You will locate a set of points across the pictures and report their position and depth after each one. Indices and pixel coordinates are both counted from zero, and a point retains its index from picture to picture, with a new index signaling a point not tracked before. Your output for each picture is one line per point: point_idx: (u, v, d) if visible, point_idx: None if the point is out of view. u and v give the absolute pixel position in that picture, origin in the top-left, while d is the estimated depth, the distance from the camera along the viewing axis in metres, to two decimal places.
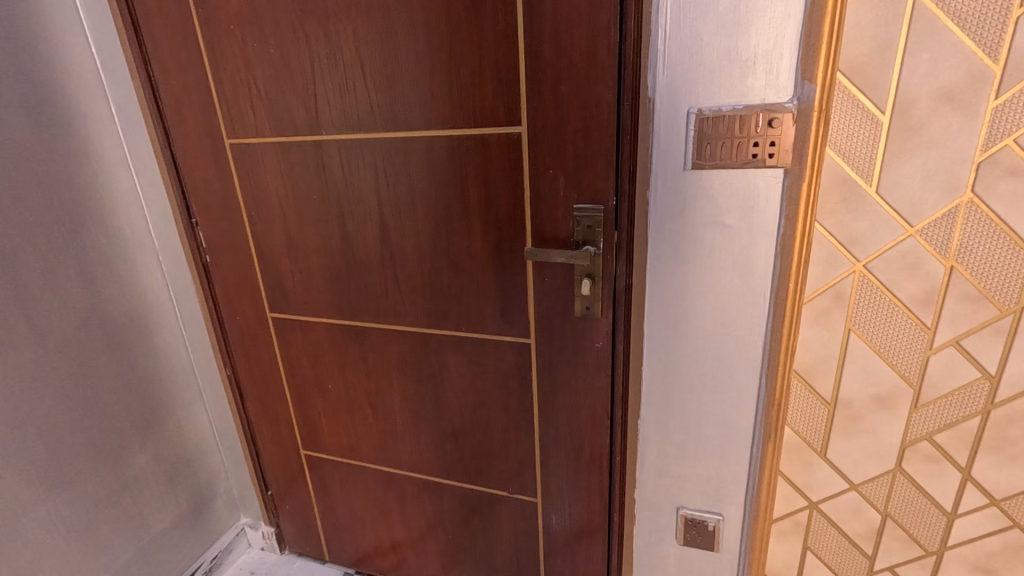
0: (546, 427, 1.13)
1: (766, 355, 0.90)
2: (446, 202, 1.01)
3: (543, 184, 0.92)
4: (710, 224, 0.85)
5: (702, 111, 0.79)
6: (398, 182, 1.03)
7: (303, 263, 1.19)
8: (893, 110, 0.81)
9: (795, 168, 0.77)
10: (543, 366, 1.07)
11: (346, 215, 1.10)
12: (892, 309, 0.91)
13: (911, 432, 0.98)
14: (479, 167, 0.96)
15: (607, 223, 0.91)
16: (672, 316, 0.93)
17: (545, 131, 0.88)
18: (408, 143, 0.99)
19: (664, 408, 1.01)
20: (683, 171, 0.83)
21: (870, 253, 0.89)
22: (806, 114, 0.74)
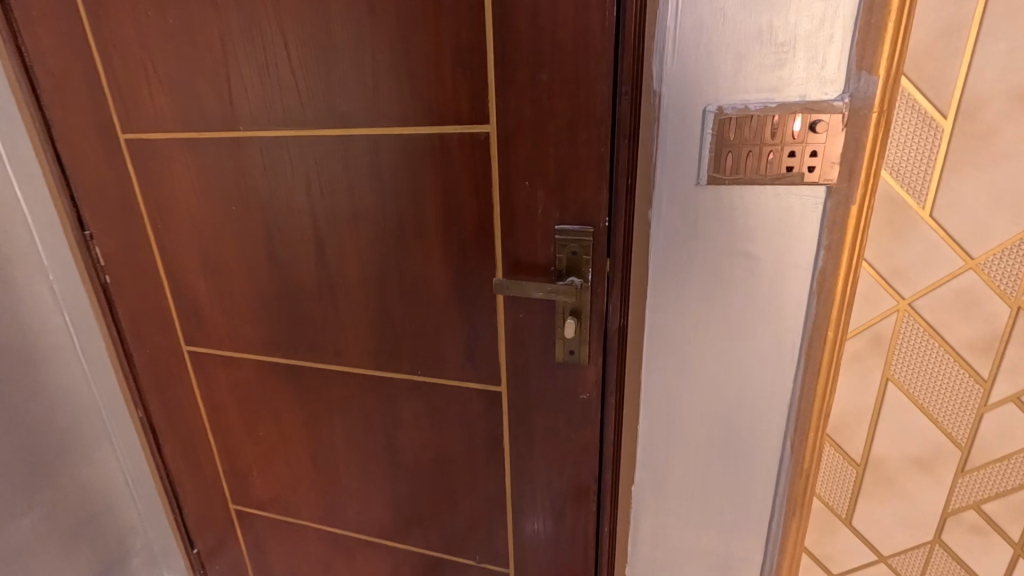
0: (519, 490, 0.93)
1: (794, 416, 0.72)
2: (395, 218, 0.80)
3: (517, 199, 0.73)
4: (728, 252, 0.67)
5: (722, 109, 0.61)
6: (335, 192, 0.82)
7: (221, 288, 0.97)
8: (958, 114, 0.64)
9: (842, 186, 0.60)
10: (516, 419, 0.87)
11: (272, 231, 0.88)
12: (940, 356, 0.75)
13: (955, 500, 0.82)
14: (436, 175, 0.76)
15: (597, 249, 0.72)
16: (676, 365, 0.75)
17: (519, 131, 0.69)
18: (347, 144, 0.78)
19: (662, 474, 0.83)
20: (696, 186, 0.65)
21: (919, 290, 0.72)
22: (861, 117, 0.57)
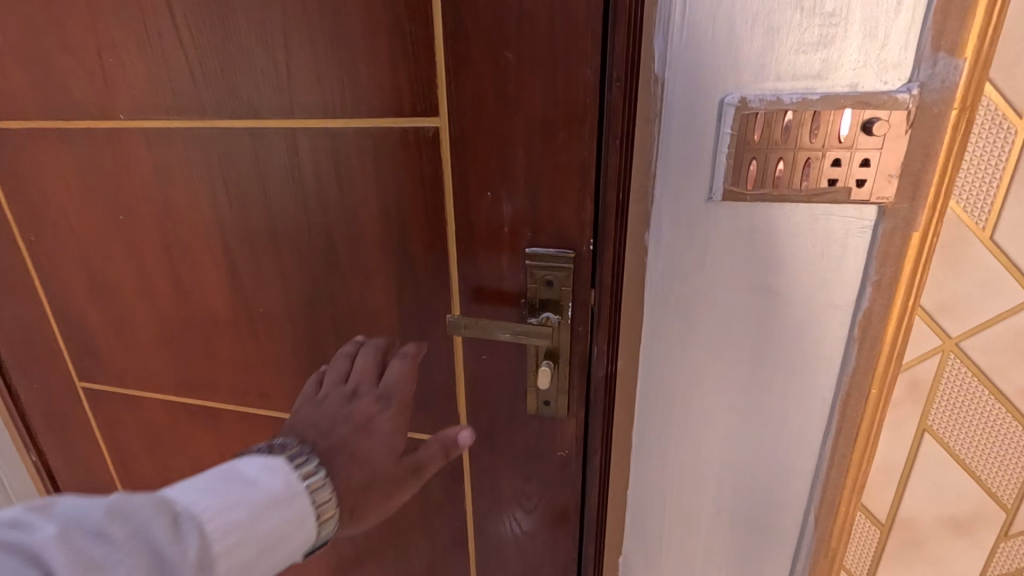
0: (484, 555, 0.78)
1: (822, 485, 0.59)
2: (321, 234, 0.63)
3: (476, 214, 0.56)
4: (745, 288, 0.52)
5: (746, 101, 0.45)
6: (245, 200, 0.64)
7: (115, 313, 0.78)
8: None
9: (902, 208, 0.46)
10: (479, 477, 0.72)
11: (172, 247, 0.70)
12: (989, 405, 0.62)
13: (994, 565, 0.70)
14: (371, 182, 0.58)
15: (578, 281, 0.56)
16: (676, 420, 0.61)
17: (478, 126, 0.53)
18: (256, 140, 0.60)
19: (655, 545, 0.69)
20: (708, 203, 0.50)
21: (970, 327, 0.58)
22: (933, 115, 0.42)
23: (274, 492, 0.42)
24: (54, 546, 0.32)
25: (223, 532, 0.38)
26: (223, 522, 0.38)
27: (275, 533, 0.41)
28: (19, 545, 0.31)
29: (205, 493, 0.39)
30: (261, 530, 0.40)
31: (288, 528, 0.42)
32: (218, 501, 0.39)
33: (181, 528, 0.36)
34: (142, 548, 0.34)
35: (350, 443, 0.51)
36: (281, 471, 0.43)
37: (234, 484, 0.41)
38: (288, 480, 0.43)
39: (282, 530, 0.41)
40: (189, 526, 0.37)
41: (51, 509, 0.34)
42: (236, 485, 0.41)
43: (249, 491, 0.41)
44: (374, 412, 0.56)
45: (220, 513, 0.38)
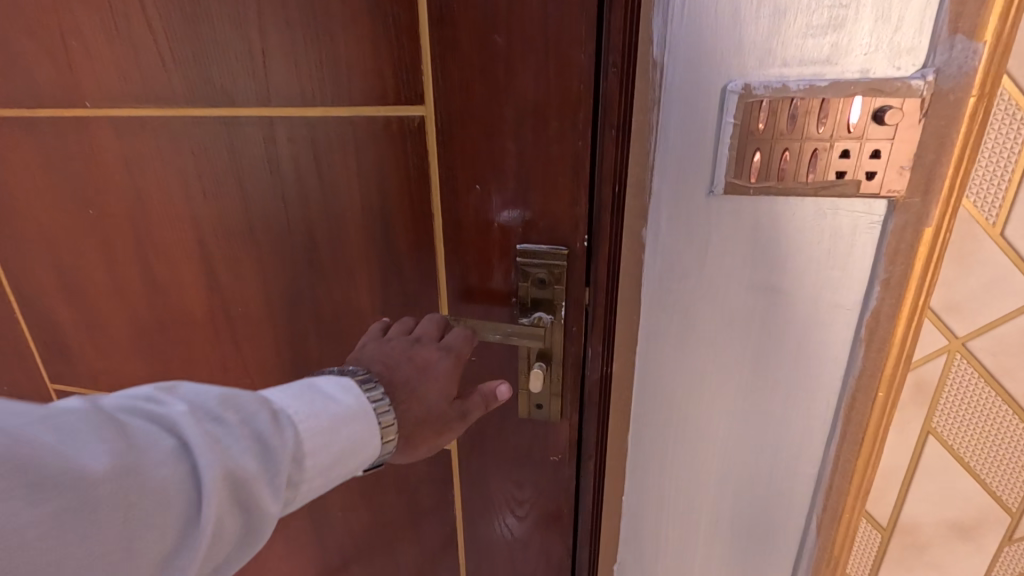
0: (474, 562, 0.75)
1: (825, 488, 0.58)
2: (301, 228, 0.60)
3: (465, 209, 0.53)
4: (748, 286, 0.50)
5: (750, 88, 0.43)
6: (221, 193, 0.60)
7: (87, 312, 0.75)
8: None
9: (914, 202, 0.44)
10: (469, 481, 0.69)
11: (144, 243, 0.66)
12: (995, 406, 0.59)
13: (997, 568, 0.68)
14: (353, 175, 0.55)
15: (572, 279, 0.54)
16: (674, 422, 0.59)
17: (466, 115, 0.49)
18: (232, 129, 0.57)
19: (652, 548, 0.68)
20: (708, 197, 0.48)
21: (977, 326, 0.55)
22: (950, 102, 0.40)
23: (349, 408, 0.42)
24: (182, 420, 0.35)
25: (313, 433, 0.40)
26: (313, 425, 0.40)
27: (354, 442, 0.42)
28: (158, 416, 0.35)
29: (296, 397, 0.41)
30: (342, 437, 0.41)
31: (364, 440, 0.43)
32: (307, 406, 0.40)
33: (278, 423, 0.38)
34: (249, 434, 0.37)
35: (412, 380, 0.48)
36: (355, 390, 0.44)
37: (314, 396, 0.41)
38: (360, 400, 0.43)
39: (360, 440, 0.42)
40: (285, 424, 0.39)
41: (176, 389, 0.38)
42: (322, 393, 0.42)
43: (333, 401, 0.42)
44: (436, 348, 0.52)
45: (309, 416, 0.40)
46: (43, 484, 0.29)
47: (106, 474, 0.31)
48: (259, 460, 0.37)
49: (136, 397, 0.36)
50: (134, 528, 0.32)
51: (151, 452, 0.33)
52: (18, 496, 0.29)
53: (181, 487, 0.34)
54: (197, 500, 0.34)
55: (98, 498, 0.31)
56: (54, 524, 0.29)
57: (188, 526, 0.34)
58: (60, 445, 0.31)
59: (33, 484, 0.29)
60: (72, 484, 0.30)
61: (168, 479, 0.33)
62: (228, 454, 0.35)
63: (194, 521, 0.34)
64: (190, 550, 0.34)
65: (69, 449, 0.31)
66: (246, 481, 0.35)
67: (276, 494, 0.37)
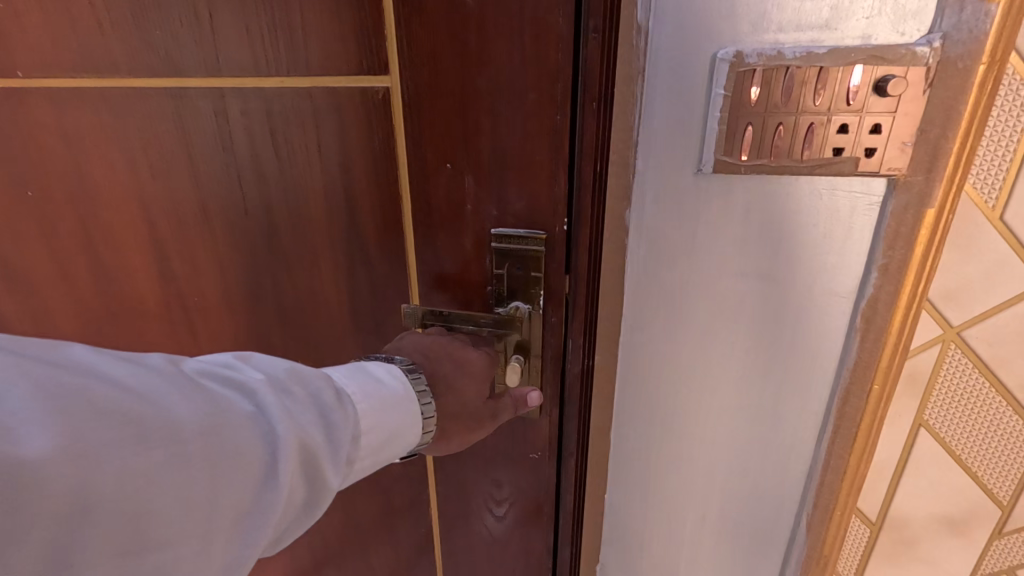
0: (452, 564, 0.72)
1: (815, 481, 0.56)
2: (259, 212, 0.55)
3: (436, 190, 0.49)
4: (740, 271, 0.48)
5: (742, 56, 0.40)
6: (172, 174, 0.56)
7: (32, 304, 0.69)
8: None
9: (916, 181, 0.41)
10: (446, 480, 0.66)
11: (91, 229, 0.61)
12: (990, 400, 0.55)
13: (986, 565, 0.65)
14: (314, 154, 0.51)
15: (551, 267, 0.50)
16: (661, 415, 0.56)
17: (436, 85, 0.45)
18: (180, 104, 0.52)
19: (637, 544, 0.65)
20: (697, 175, 0.45)
21: (973, 316, 0.51)
22: (957, 71, 0.38)
23: (397, 393, 0.43)
24: (258, 387, 0.37)
25: (367, 412, 0.41)
26: (366, 404, 0.41)
27: (401, 424, 0.43)
28: (234, 382, 0.37)
29: (351, 378, 0.42)
30: (392, 420, 0.42)
31: (409, 425, 0.43)
32: (361, 387, 0.42)
33: (339, 399, 0.40)
34: (315, 408, 0.38)
35: (452, 376, 0.49)
36: (403, 378, 0.44)
37: (366, 379, 0.42)
38: (406, 387, 0.44)
39: (406, 424, 0.43)
40: (344, 402, 0.40)
41: (249, 360, 0.39)
42: (374, 376, 0.43)
43: (385, 384, 0.43)
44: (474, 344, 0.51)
45: (363, 396, 0.41)
46: (142, 432, 0.31)
47: (195, 428, 0.32)
48: (322, 432, 0.38)
49: (215, 365, 0.38)
50: (216, 485, 0.33)
51: (233, 412, 0.35)
52: (121, 441, 0.30)
53: (256, 450, 0.34)
54: (270, 464, 0.35)
55: (188, 450, 0.32)
56: (152, 473, 0.30)
57: (262, 487, 0.35)
58: (155, 397, 0.32)
59: (133, 432, 0.30)
60: (165, 435, 0.31)
61: (246, 440, 0.34)
62: (298, 422, 0.36)
63: (264, 486, 0.35)
64: (262, 514, 0.34)
65: (164, 403, 0.32)
66: (313, 449, 0.36)
67: (336, 468, 0.38)
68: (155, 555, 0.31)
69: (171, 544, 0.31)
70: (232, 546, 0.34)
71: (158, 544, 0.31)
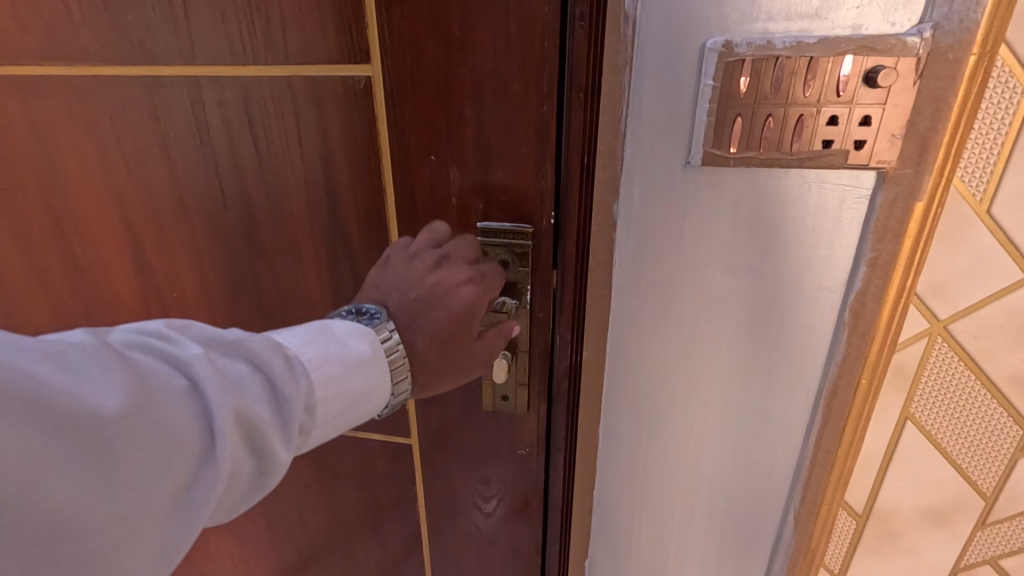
0: (439, 562, 0.71)
1: (803, 475, 0.56)
2: (238, 206, 0.53)
3: (420, 183, 0.48)
4: (727, 263, 0.47)
5: (732, 46, 0.39)
6: (146, 166, 0.54)
7: (4, 301, 0.67)
8: None
9: (905, 174, 0.41)
10: (433, 477, 0.65)
11: (64, 224, 0.59)
12: (976, 393, 0.56)
13: (969, 555, 0.66)
14: (294, 145, 0.49)
15: (538, 261, 0.49)
16: (649, 409, 0.56)
17: (419, 74, 0.44)
18: (153, 93, 0.50)
19: (625, 538, 0.65)
20: (686, 167, 0.44)
21: (960, 310, 0.51)
22: (948, 62, 0.37)
23: (359, 356, 0.41)
24: (195, 359, 0.35)
25: (321, 381, 0.39)
26: (322, 371, 0.39)
27: (361, 388, 0.41)
28: (172, 354, 0.35)
29: (307, 343, 0.40)
30: (351, 386, 0.41)
31: (372, 388, 0.42)
32: (316, 353, 0.40)
33: (289, 369, 0.38)
34: (261, 379, 0.36)
35: (424, 309, 0.45)
36: (371, 337, 0.42)
37: (323, 341, 0.40)
38: (373, 346, 0.42)
39: (368, 388, 0.42)
40: (296, 369, 0.38)
41: (188, 329, 0.37)
42: (334, 339, 0.41)
43: (344, 348, 0.41)
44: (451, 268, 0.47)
45: (320, 363, 0.40)
46: (61, 415, 0.29)
47: (122, 408, 0.30)
48: (270, 404, 0.36)
49: (150, 335, 0.35)
50: (149, 465, 0.31)
51: (167, 388, 0.33)
52: (36, 427, 0.28)
53: (195, 425, 0.33)
54: (212, 438, 0.34)
55: (119, 430, 0.30)
56: (76, 456, 0.29)
57: (204, 463, 0.34)
58: (75, 377, 0.30)
59: (52, 417, 0.28)
60: (88, 417, 0.29)
61: (182, 417, 0.33)
62: (240, 395, 0.35)
63: (207, 460, 0.34)
64: (204, 490, 0.34)
65: (85, 382, 0.30)
66: (258, 424, 0.35)
67: (287, 438, 0.37)
68: (86, 539, 0.30)
69: (106, 525, 0.30)
70: (174, 520, 0.33)
71: (91, 526, 0.30)
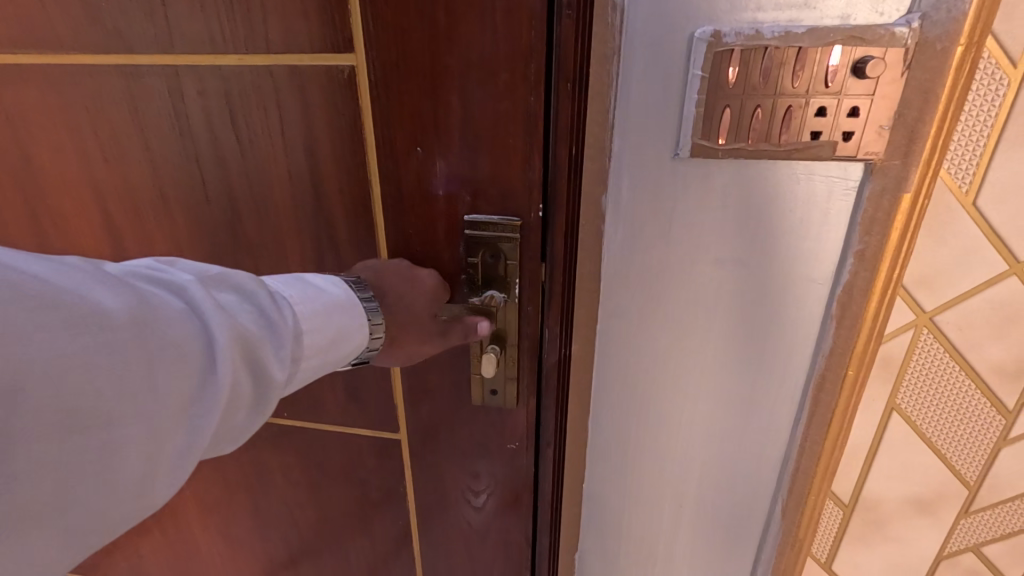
0: (430, 557, 0.71)
1: (791, 466, 0.56)
2: (220, 197, 0.52)
3: (406, 175, 0.47)
4: (716, 252, 0.47)
5: (720, 35, 0.39)
6: (126, 158, 0.52)
7: None
8: None
9: (893, 165, 0.41)
10: (422, 471, 0.64)
11: (41, 217, 0.58)
12: (961, 384, 0.56)
13: (953, 543, 0.67)
14: (276, 136, 0.48)
15: (526, 254, 0.48)
16: (638, 400, 0.56)
17: (404, 63, 0.43)
18: (131, 82, 0.49)
19: (615, 529, 0.65)
20: (674, 158, 0.44)
21: (945, 301, 0.52)
22: (936, 52, 0.37)
23: (337, 298, 0.41)
24: (189, 286, 0.34)
25: (309, 315, 0.39)
26: (307, 307, 0.39)
27: (346, 328, 0.41)
28: (163, 281, 0.34)
29: (287, 284, 0.40)
30: (336, 323, 0.40)
31: (355, 330, 0.42)
32: (299, 291, 0.40)
33: (276, 303, 0.38)
34: (251, 308, 0.36)
35: (400, 291, 0.47)
36: (344, 286, 0.43)
37: (302, 285, 0.40)
38: (348, 293, 0.43)
39: (351, 328, 0.42)
40: (282, 304, 0.38)
41: (174, 264, 0.36)
42: (313, 284, 0.41)
43: (325, 290, 0.41)
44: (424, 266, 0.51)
45: (303, 300, 0.39)
46: (70, 319, 0.29)
47: (127, 319, 0.30)
48: (262, 329, 0.36)
49: (139, 267, 0.35)
50: (154, 372, 0.31)
51: (165, 306, 0.32)
52: (46, 324, 0.28)
53: (195, 344, 0.33)
54: (210, 358, 0.33)
55: (123, 336, 0.30)
56: (85, 356, 0.29)
57: (204, 380, 0.33)
58: (79, 288, 0.30)
59: (59, 317, 0.28)
60: (94, 325, 0.29)
61: (182, 334, 0.32)
62: (235, 319, 0.35)
63: (206, 380, 0.33)
64: (207, 404, 0.33)
65: (89, 292, 0.30)
66: (254, 344, 0.35)
67: (282, 363, 0.37)
68: (98, 438, 0.30)
69: (116, 435, 0.30)
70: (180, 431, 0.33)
71: (101, 435, 0.30)
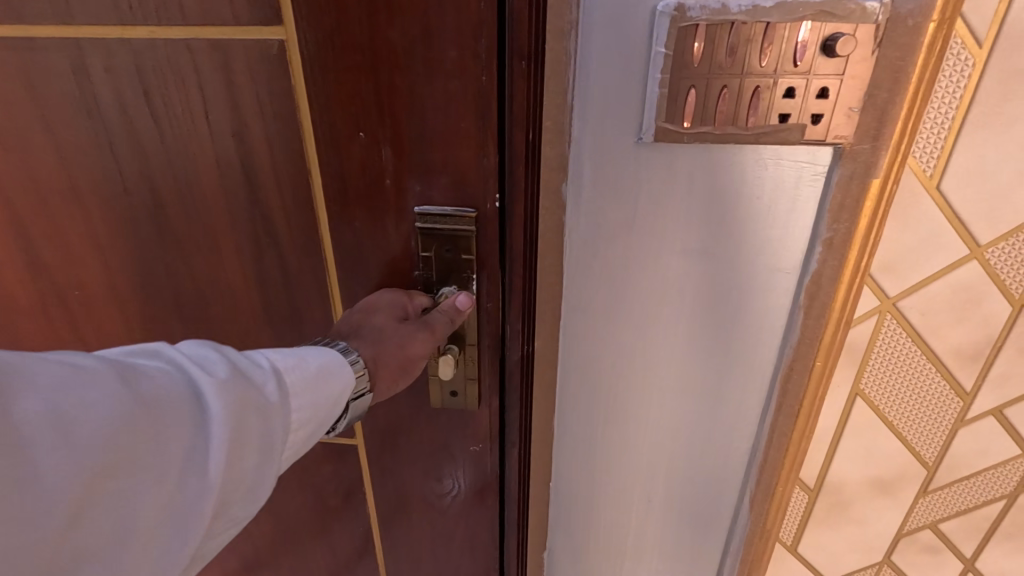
0: (393, 562, 0.68)
1: (759, 457, 0.55)
2: (143, 190, 0.47)
3: (348, 164, 0.43)
4: (687, 246, 0.45)
5: (684, 9, 0.36)
6: (28, 145, 0.46)
7: None
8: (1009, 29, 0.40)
9: (863, 149, 0.39)
10: (381, 476, 0.61)
11: None
12: (922, 368, 0.56)
13: (912, 521, 0.68)
14: (200, 121, 0.43)
15: (484, 245, 0.45)
16: (606, 396, 0.54)
17: (342, 39, 0.39)
18: (24, 57, 0.43)
19: (583, 524, 0.64)
20: (639, 142, 0.41)
21: (909, 286, 0.51)
22: (907, 30, 0.35)
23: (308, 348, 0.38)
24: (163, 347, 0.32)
25: (289, 358, 0.36)
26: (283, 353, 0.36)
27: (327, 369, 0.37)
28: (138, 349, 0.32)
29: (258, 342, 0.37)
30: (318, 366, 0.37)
31: (340, 369, 0.37)
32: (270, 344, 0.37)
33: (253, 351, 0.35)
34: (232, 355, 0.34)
35: (356, 324, 0.43)
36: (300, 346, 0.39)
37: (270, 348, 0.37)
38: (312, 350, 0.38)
39: (336, 369, 0.37)
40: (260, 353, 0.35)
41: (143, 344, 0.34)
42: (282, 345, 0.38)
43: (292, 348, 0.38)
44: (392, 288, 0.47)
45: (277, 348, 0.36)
46: (61, 377, 0.27)
47: (113, 372, 0.28)
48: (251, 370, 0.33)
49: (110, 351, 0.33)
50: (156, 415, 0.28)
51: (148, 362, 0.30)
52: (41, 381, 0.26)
53: (186, 389, 0.30)
54: (203, 401, 0.30)
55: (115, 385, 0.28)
56: (81, 405, 0.26)
57: (201, 422, 0.30)
58: (60, 355, 0.28)
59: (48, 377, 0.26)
60: (83, 378, 0.27)
61: (171, 382, 0.30)
62: (220, 363, 0.32)
63: (202, 424, 0.30)
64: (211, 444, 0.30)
65: (71, 357, 0.28)
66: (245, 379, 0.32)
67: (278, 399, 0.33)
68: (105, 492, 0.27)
69: (125, 485, 0.27)
70: (189, 480, 0.29)
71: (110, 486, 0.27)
